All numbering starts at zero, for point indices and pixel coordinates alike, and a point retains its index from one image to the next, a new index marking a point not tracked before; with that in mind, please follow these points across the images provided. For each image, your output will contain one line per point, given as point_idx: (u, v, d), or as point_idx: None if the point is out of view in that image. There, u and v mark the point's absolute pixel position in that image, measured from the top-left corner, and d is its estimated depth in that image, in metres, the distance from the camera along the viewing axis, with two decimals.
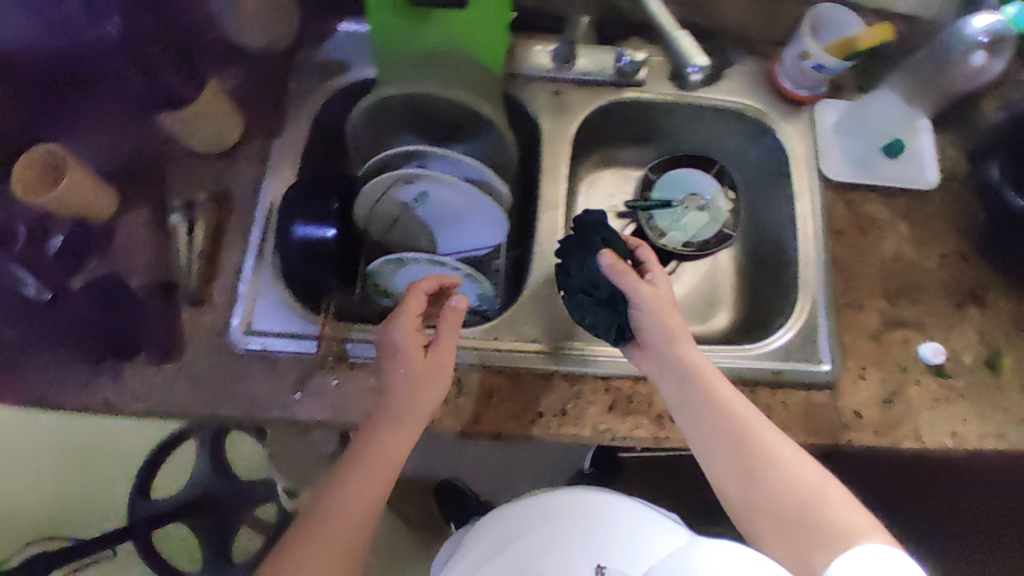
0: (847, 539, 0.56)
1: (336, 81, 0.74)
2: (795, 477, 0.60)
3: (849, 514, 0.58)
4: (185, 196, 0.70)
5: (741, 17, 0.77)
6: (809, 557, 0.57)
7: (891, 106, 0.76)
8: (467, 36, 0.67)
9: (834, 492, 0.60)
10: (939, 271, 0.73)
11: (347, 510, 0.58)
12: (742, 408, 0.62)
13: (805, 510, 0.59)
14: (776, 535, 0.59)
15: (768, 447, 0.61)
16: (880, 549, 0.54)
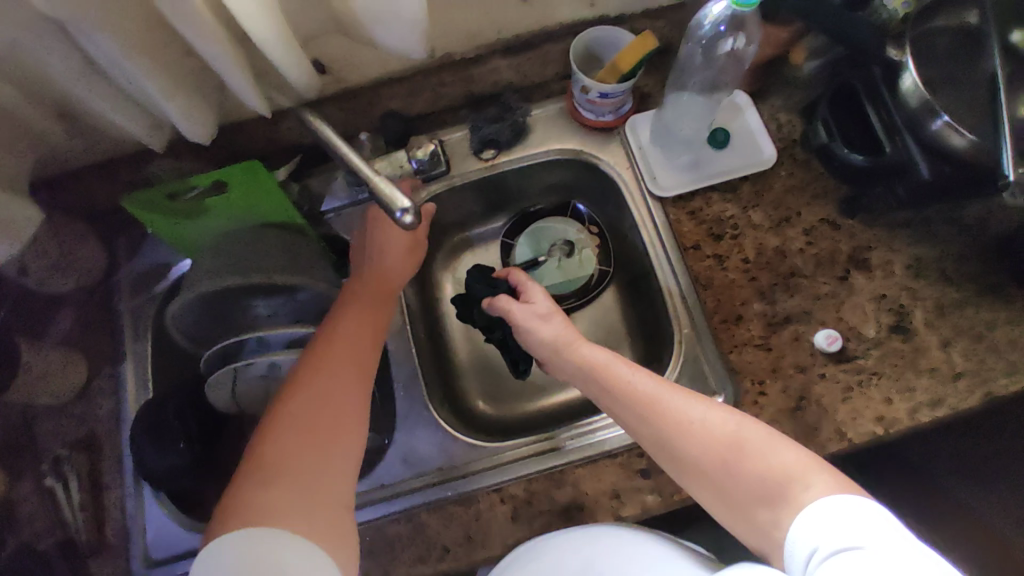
0: (784, 488, 0.49)
1: (161, 284, 0.77)
2: (709, 433, 0.54)
3: (779, 456, 0.51)
4: (56, 449, 0.69)
5: (515, 73, 0.74)
6: (755, 517, 0.50)
7: (688, 106, 0.70)
8: (243, 204, 0.67)
9: (757, 435, 0.53)
10: (810, 248, 0.68)
11: (335, 403, 0.57)
12: (643, 383, 0.58)
13: (730, 465, 0.52)
14: (722, 503, 0.53)
15: (674, 414, 0.55)
16: (839, 496, 0.45)
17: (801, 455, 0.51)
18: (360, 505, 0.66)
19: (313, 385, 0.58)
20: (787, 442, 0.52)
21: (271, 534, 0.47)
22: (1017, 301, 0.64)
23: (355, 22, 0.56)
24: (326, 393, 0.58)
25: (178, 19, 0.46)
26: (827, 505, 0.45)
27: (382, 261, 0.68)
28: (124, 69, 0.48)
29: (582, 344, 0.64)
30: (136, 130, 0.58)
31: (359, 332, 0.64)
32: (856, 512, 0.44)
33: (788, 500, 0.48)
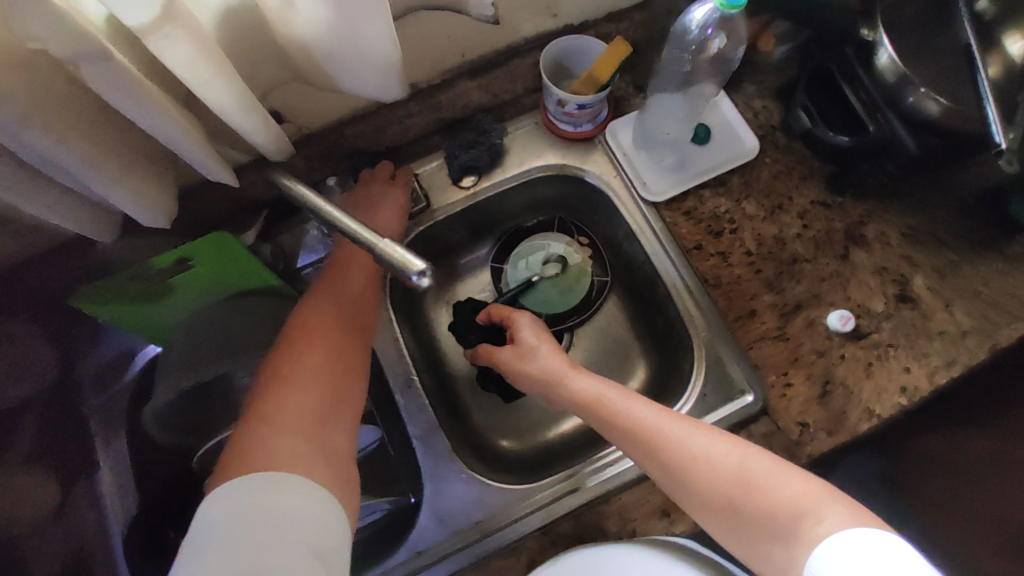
0: (795, 523, 0.47)
1: (126, 376, 0.72)
2: (714, 466, 0.52)
3: (785, 490, 0.49)
4: None
5: (483, 92, 0.70)
6: (769, 555, 0.48)
7: (669, 104, 0.68)
8: (217, 274, 0.61)
9: (763, 466, 0.51)
10: (807, 232, 0.68)
11: (303, 416, 0.52)
12: (641, 411, 0.57)
13: (738, 500, 0.50)
14: (730, 537, 0.51)
15: (677, 448, 0.53)
16: (862, 530, 0.44)
17: (807, 486, 0.49)
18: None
19: (278, 399, 0.52)
20: (795, 472, 0.50)
21: (267, 477, 0.46)
22: (1006, 253, 0.66)
23: (317, 68, 0.50)
24: (295, 402, 0.52)
25: (119, 98, 0.39)
26: (854, 541, 0.44)
27: (343, 280, 0.64)
28: (66, 166, 0.41)
29: (576, 376, 0.62)
30: (83, 228, 0.50)
31: (326, 349, 0.57)
32: (887, 554, 0.43)
33: (801, 535, 0.47)
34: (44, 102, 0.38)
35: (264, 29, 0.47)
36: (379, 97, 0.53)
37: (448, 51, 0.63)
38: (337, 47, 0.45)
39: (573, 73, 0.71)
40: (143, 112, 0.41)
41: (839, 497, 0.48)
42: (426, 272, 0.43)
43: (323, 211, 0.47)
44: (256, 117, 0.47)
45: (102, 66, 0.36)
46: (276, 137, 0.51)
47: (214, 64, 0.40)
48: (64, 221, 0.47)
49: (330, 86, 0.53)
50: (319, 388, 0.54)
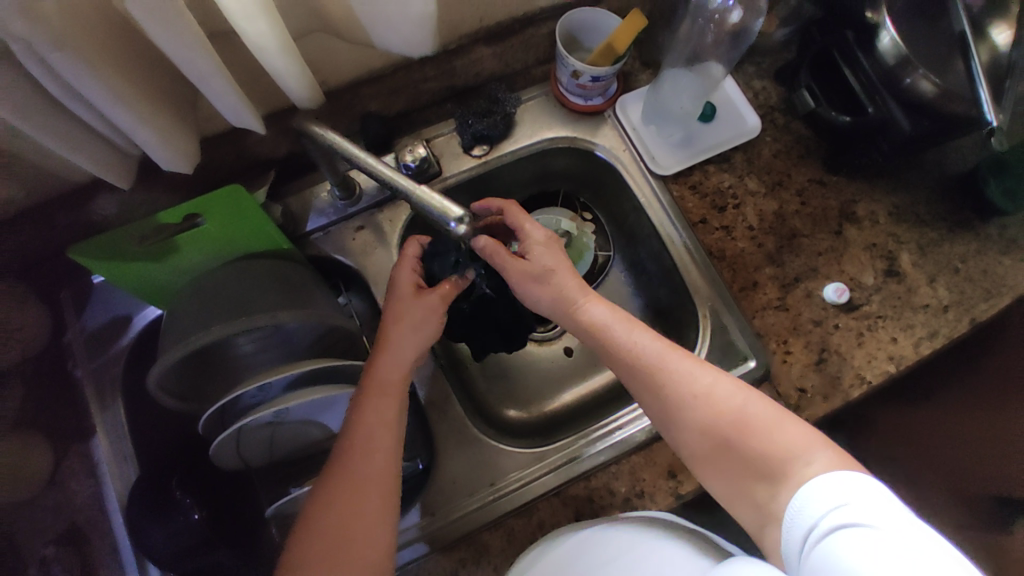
0: (784, 463, 0.49)
1: (123, 339, 0.69)
2: (716, 407, 0.53)
3: (783, 435, 0.50)
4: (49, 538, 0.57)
5: (498, 61, 0.70)
6: (751, 492, 0.50)
7: (686, 82, 0.72)
8: (231, 229, 0.58)
9: (765, 413, 0.52)
10: (805, 208, 0.71)
11: (372, 496, 0.52)
12: (648, 346, 0.57)
13: (733, 439, 0.52)
14: (713, 474, 0.53)
15: (683, 384, 0.54)
16: (833, 473, 0.45)
17: (804, 432, 0.50)
18: (412, 541, 0.61)
19: (360, 477, 0.53)
20: (793, 421, 0.51)
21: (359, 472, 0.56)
22: (981, 233, 0.70)
23: (347, 19, 0.49)
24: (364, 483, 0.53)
25: (155, 29, 0.38)
26: (820, 484, 0.45)
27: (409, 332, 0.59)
28: (97, 98, 0.39)
29: (588, 304, 0.60)
30: (97, 168, 0.48)
31: (387, 421, 0.55)
32: (848, 493, 0.43)
33: (791, 475, 0.48)
34: (79, 29, 0.36)
35: None
36: (408, 53, 0.53)
37: (468, 16, 0.63)
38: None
39: (585, 46, 0.72)
40: (179, 46, 0.40)
41: (828, 445, 0.49)
42: (463, 220, 0.48)
43: (361, 158, 0.48)
44: (292, 58, 0.46)
45: None
46: (311, 83, 0.51)
47: (261, 2, 0.39)
48: (78, 159, 0.45)
49: (359, 40, 0.53)
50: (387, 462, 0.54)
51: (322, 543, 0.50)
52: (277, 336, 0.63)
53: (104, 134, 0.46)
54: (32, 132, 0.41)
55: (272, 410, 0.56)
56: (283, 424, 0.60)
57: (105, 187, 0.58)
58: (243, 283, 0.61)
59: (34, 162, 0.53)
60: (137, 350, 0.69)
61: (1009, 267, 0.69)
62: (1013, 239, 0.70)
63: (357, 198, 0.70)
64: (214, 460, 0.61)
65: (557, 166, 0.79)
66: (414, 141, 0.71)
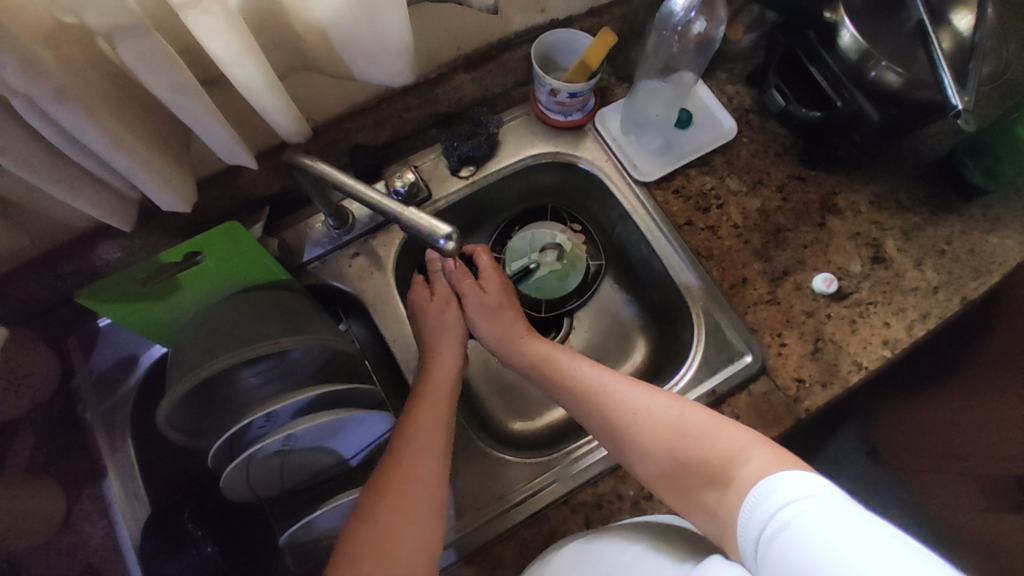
0: (727, 468, 0.49)
1: (130, 379, 0.70)
2: (655, 420, 0.55)
3: (719, 435, 0.52)
4: None
5: (478, 86, 0.73)
6: (704, 499, 0.50)
7: (658, 92, 0.74)
8: (230, 262, 0.60)
9: (700, 419, 0.54)
10: (787, 203, 0.73)
11: (418, 498, 0.54)
12: (590, 373, 0.61)
13: (677, 450, 0.53)
14: (670, 490, 0.53)
15: (623, 403, 0.57)
16: (786, 472, 0.45)
17: (738, 432, 0.52)
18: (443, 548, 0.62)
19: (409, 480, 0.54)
20: (730, 424, 0.53)
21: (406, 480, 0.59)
22: (964, 213, 0.72)
23: (328, 55, 0.52)
24: (411, 485, 0.54)
25: (150, 76, 0.40)
26: (786, 482, 0.44)
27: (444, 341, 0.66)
28: (97, 145, 0.42)
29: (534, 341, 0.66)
30: (100, 212, 0.50)
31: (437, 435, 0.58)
32: (814, 490, 0.43)
33: (736, 478, 0.48)
34: (77, 83, 0.39)
35: (280, 17, 0.49)
36: (390, 83, 0.55)
37: (445, 45, 0.66)
38: (356, 32, 0.47)
39: (560, 66, 0.75)
40: (173, 91, 0.42)
41: (764, 443, 0.50)
42: (451, 237, 0.48)
43: (352, 186, 0.51)
44: (278, 96, 0.49)
45: (137, 39, 0.37)
46: (297, 117, 0.53)
47: (247, 44, 0.42)
48: (80, 204, 0.47)
49: (341, 74, 0.55)
50: (433, 465, 0.56)
51: (368, 552, 0.50)
52: (281, 366, 0.66)
53: (105, 179, 0.48)
54: (37, 181, 0.43)
55: (282, 435, 0.56)
56: (291, 452, 0.61)
57: (105, 234, 0.60)
58: (244, 316, 0.63)
59: (38, 215, 0.55)
60: (143, 391, 0.70)
61: (994, 245, 0.70)
62: (997, 217, 0.71)
63: (350, 226, 0.72)
64: (223, 493, 0.61)
65: (543, 182, 0.82)
66: (403, 168, 0.73)
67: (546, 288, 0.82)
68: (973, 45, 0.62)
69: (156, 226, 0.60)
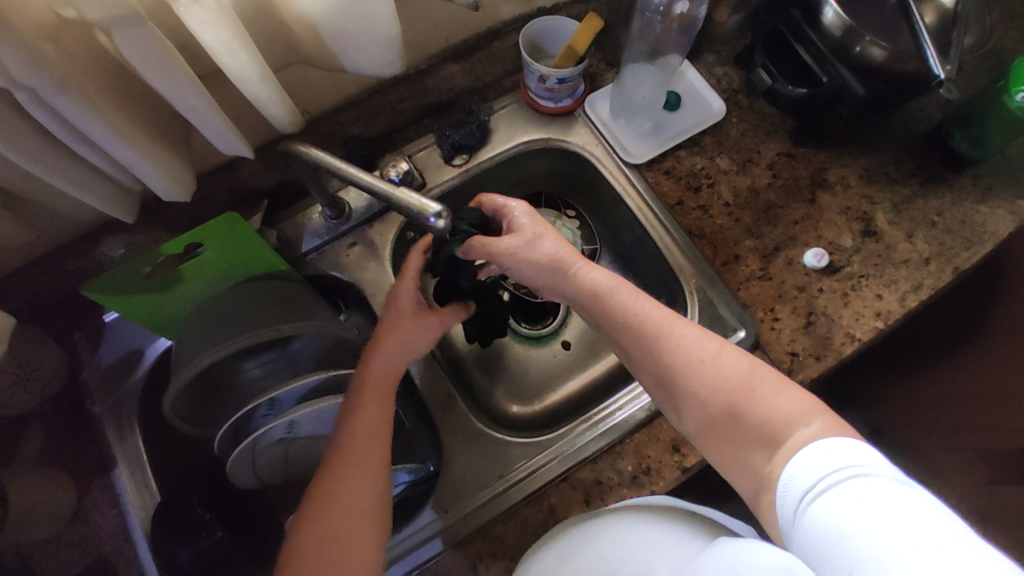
0: (779, 434, 0.49)
1: (136, 373, 0.72)
2: (722, 372, 0.53)
3: (779, 404, 0.50)
4: None
5: (469, 75, 0.74)
6: (748, 460, 0.50)
7: (646, 74, 0.75)
8: (226, 254, 0.61)
9: (768, 378, 0.52)
10: (777, 180, 0.74)
11: (366, 520, 0.52)
12: (652, 314, 0.57)
13: (736, 406, 0.51)
14: (718, 442, 0.52)
15: (686, 355, 0.54)
16: (832, 441, 0.45)
17: (797, 400, 0.50)
18: (429, 538, 0.63)
19: (351, 469, 0.54)
20: (792, 388, 0.52)
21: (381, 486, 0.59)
22: (954, 185, 0.73)
23: (319, 47, 0.53)
24: (357, 505, 0.53)
25: (146, 68, 0.42)
26: (819, 453, 0.45)
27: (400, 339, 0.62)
28: (98, 137, 0.43)
29: (588, 268, 0.61)
30: (103, 205, 0.51)
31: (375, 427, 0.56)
32: (848, 464, 0.43)
33: (786, 442, 0.48)
34: (77, 77, 0.40)
35: (272, 10, 0.50)
36: (380, 72, 0.56)
37: (435, 35, 0.67)
38: (344, 24, 0.48)
39: (549, 53, 0.76)
40: (171, 83, 0.44)
41: (825, 413, 0.49)
42: (442, 214, 0.49)
43: (344, 170, 0.52)
44: (271, 87, 0.50)
45: (134, 32, 0.39)
46: (290, 107, 0.54)
47: (239, 35, 0.43)
48: (83, 197, 0.49)
49: (332, 66, 0.57)
50: (376, 484, 0.54)
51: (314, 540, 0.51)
52: (283, 359, 0.68)
53: (107, 173, 0.50)
54: (43, 174, 0.45)
55: (284, 421, 0.58)
56: (294, 437, 0.62)
57: (108, 230, 0.61)
58: (246, 305, 0.64)
59: (42, 212, 0.56)
60: (150, 383, 0.72)
61: (986, 215, 0.71)
62: (988, 187, 0.72)
63: (347, 216, 0.73)
64: (232, 479, 0.63)
65: (534, 168, 0.83)
66: (396, 159, 0.74)
67: None
68: (956, 15, 0.63)
69: (158, 220, 0.62)
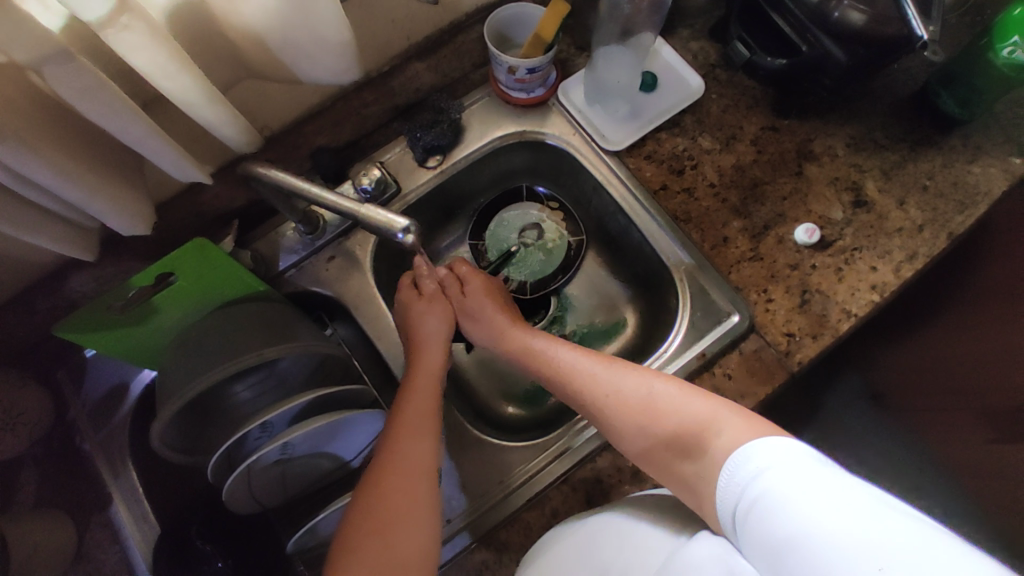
0: (695, 440, 0.50)
1: (122, 407, 0.72)
2: (627, 396, 0.56)
3: (685, 409, 0.52)
4: None
5: (435, 73, 0.72)
6: (680, 471, 0.50)
7: (619, 56, 0.71)
8: (201, 278, 0.59)
9: (670, 392, 0.54)
10: (762, 156, 0.72)
11: (411, 496, 0.53)
12: (571, 358, 0.62)
13: (650, 428, 0.53)
14: (658, 469, 0.53)
15: (598, 385, 0.58)
16: (760, 440, 0.45)
17: (702, 403, 0.52)
18: (452, 536, 0.62)
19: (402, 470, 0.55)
20: (699, 395, 0.53)
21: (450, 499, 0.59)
22: (944, 146, 0.70)
23: (269, 62, 0.51)
24: (399, 490, 0.53)
25: (86, 104, 0.40)
26: (759, 450, 0.44)
27: (431, 340, 0.66)
28: (44, 181, 0.41)
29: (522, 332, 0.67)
30: (61, 246, 0.49)
31: (422, 426, 0.58)
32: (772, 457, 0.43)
33: (708, 453, 0.48)
34: (12, 121, 0.38)
35: (214, 26, 0.48)
36: (336, 80, 0.54)
37: (394, 36, 0.64)
38: (290, 35, 0.46)
39: (517, 43, 0.73)
40: (108, 114, 0.41)
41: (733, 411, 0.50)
42: (410, 229, 0.47)
43: (306, 189, 0.50)
44: (220, 106, 0.48)
45: (66, 68, 0.36)
46: (244, 127, 0.52)
47: (176, 58, 0.41)
48: (40, 241, 0.47)
49: (285, 78, 0.54)
50: (426, 485, 0.54)
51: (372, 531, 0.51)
52: (272, 378, 0.67)
53: (61, 212, 0.48)
54: None
55: (277, 445, 0.57)
56: (289, 459, 0.61)
57: (74, 267, 0.59)
58: (225, 329, 0.63)
59: (3, 256, 0.55)
60: (138, 414, 0.72)
61: (977, 175, 0.69)
62: (978, 147, 0.70)
63: (322, 230, 0.71)
64: (229, 505, 0.61)
65: (512, 163, 0.81)
66: (366, 167, 0.71)
67: (530, 269, 0.82)
68: None
69: (125, 252, 0.60)
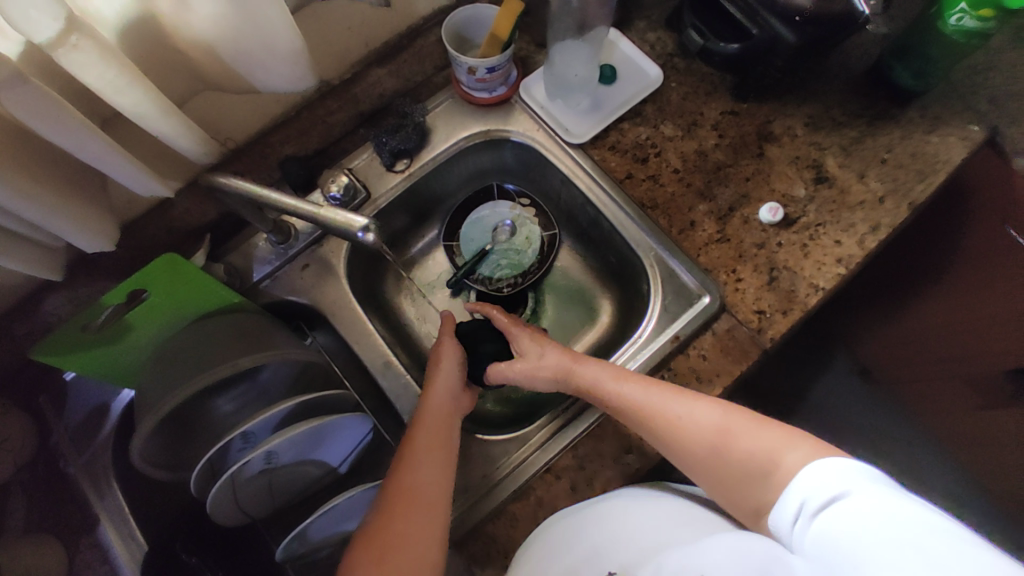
0: (769, 470, 0.49)
1: (106, 426, 0.72)
2: (698, 425, 0.55)
3: (758, 441, 0.52)
4: None
5: (397, 78, 0.73)
6: (754, 496, 0.50)
7: (576, 50, 0.73)
8: (174, 293, 0.59)
9: (743, 422, 0.54)
10: (724, 139, 0.73)
11: (427, 522, 0.53)
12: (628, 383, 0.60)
13: (723, 455, 0.53)
14: (727, 488, 0.52)
15: (658, 407, 0.56)
16: (824, 460, 0.46)
17: (776, 433, 0.52)
18: None
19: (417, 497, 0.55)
20: (772, 426, 0.53)
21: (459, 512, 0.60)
22: (902, 119, 0.72)
23: (225, 74, 0.52)
24: (416, 516, 0.54)
25: (42, 126, 0.40)
26: (817, 469, 0.46)
27: (446, 373, 0.66)
28: (5, 202, 0.42)
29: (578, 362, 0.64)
30: (29, 268, 0.50)
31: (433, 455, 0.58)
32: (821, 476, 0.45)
33: (779, 470, 0.48)
34: None
35: (167, 42, 0.49)
36: (294, 89, 0.55)
37: (351, 42, 0.65)
38: (240, 46, 0.47)
39: (475, 44, 0.74)
40: (66, 134, 0.42)
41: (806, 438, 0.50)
42: (368, 227, 0.48)
43: (266, 197, 0.51)
44: (175, 119, 0.49)
45: (20, 92, 0.37)
46: (203, 138, 0.53)
47: (126, 73, 0.42)
48: (7, 264, 0.48)
49: (243, 89, 0.55)
50: (437, 513, 0.55)
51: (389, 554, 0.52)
52: (253, 389, 0.67)
53: (29, 235, 0.49)
54: None
55: (261, 453, 0.57)
56: (274, 468, 0.61)
57: (47, 289, 0.60)
58: (202, 342, 0.63)
59: None
60: (121, 432, 0.72)
61: (936, 145, 0.70)
62: (935, 117, 0.71)
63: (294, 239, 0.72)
64: (215, 518, 0.61)
65: (480, 162, 0.82)
66: (334, 174, 0.72)
67: (505, 266, 0.83)
68: None
69: (97, 271, 0.61)
